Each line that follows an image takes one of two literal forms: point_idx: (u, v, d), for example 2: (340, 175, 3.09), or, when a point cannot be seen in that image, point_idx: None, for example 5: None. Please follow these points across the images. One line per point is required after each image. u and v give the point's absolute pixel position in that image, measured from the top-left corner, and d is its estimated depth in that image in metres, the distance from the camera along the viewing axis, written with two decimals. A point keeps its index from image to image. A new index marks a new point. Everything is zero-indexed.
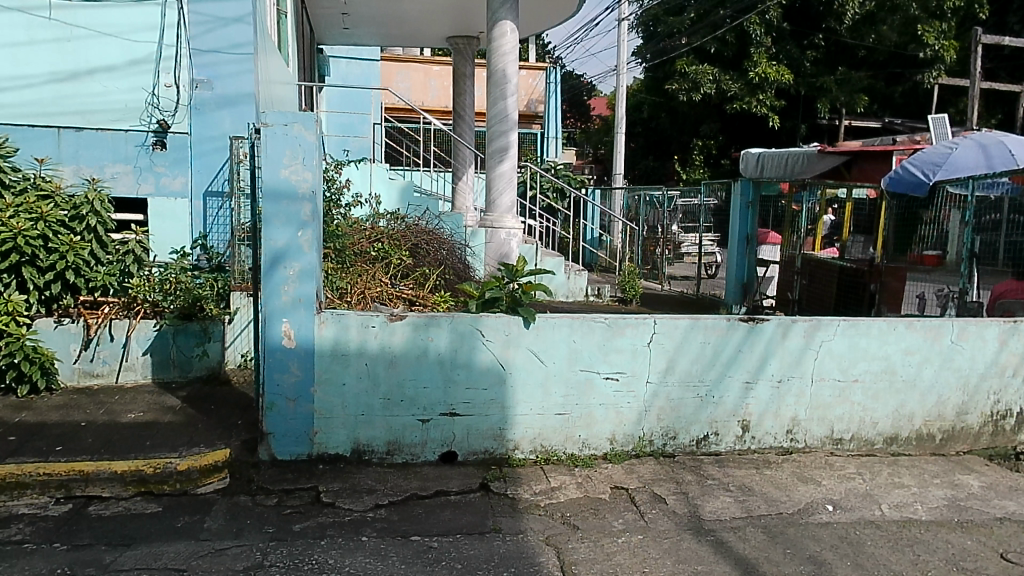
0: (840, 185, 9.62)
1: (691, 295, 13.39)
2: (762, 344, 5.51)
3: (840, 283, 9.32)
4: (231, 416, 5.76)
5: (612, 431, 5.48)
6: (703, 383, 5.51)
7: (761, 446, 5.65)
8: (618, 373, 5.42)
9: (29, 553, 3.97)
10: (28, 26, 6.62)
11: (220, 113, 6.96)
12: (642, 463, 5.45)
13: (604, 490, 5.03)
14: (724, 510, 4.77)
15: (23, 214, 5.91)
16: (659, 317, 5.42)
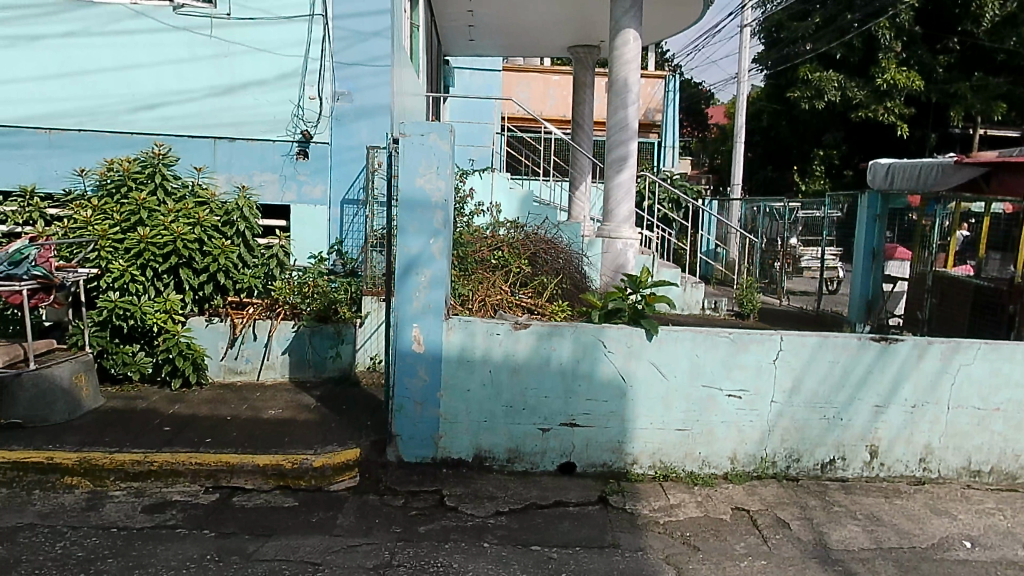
0: (976, 198, 8.87)
1: (810, 312, 12.85)
2: (896, 365, 5.19)
3: (977, 305, 8.65)
4: (361, 417, 5.96)
5: (733, 449, 5.29)
6: (831, 404, 5.23)
7: (891, 474, 5.31)
8: (741, 391, 5.22)
9: (182, 538, 4.19)
10: (190, 44, 6.88)
11: (358, 124, 7.14)
12: (764, 485, 5.22)
13: (725, 510, 4.85)
14: (853, 540, 4.49)
15: (182, 218, 6.23)
16: (787, 333, 5.19)
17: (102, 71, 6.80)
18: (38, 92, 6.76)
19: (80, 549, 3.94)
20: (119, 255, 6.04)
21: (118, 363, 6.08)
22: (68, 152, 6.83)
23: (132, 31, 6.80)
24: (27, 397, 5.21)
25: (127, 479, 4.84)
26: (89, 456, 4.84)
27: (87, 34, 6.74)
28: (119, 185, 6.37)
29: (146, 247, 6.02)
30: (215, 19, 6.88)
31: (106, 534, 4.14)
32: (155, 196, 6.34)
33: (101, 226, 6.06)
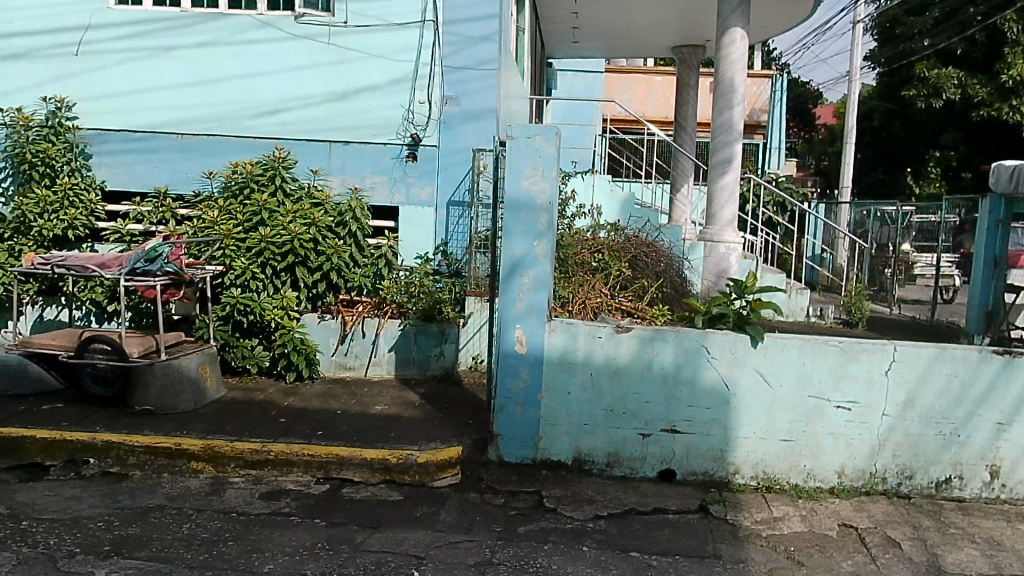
0: None
1: (925, 320, 12.21)
2: (1020, 381, 4.87)
3: None
4: (463, 415, 6.05)
5: (841, 463, 5.07)
6: (947, 420, 4.95)
7: (1012, 496, 4.98)
8: (850, 403, 5.01)
9: (295, 525, 4.36)
10: (310, 52, 7.06)
11: (465, 127, 7.09)
12: (873, 502, 4.98)
13: (831, 526, 4.66)
14: (969, 564, 4.24)
15: (299, 218, 6.50)
16: (900, 344, 4.95)
17: (230, 79, 7.12)
18: (173, 100, 7.15)
19: (204, 531, 4.16)
20: (241, 252, 6.35)
21: (239, 356, 6.40)
22: (198, 156, 7.15)
23: (259, 40, 7.08)
24: (158, 385, 5.57)
25: (246, 467, 5.08)
26: (213, 444, 5.10)
27: (217, 44, 7.08)
28: (242, 187, 6.68)
29: (266, 246, 6.30)
30: (333, 27, 7.03)
31: (227, 518, 4.36)
32: (275, 198, 6.61)
33: (226, 226, 6.40)
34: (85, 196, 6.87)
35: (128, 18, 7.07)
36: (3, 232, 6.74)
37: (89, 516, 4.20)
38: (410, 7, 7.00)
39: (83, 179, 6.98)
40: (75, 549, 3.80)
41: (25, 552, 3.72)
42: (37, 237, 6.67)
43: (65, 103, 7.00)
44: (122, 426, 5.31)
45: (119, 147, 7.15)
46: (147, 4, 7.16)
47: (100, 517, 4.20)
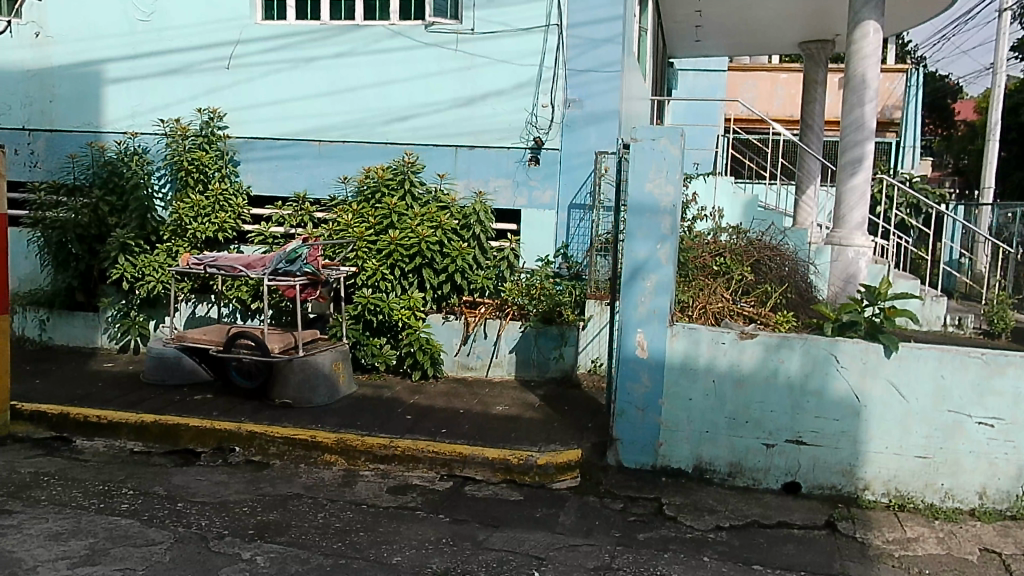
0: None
1: None
2: None
3: None
4: (582, 418, 6.05)
5: (982, 484, 4.73)
6: None
7: None
8: (993, 419, 4.67)
9: (420, 520, 4.49)
10: (439, 58, 7.23)
11: (588, 130, 7.02)
12: (1020, 527, 4.62)
13: (971, 550, 4.36)
14: None
15: (427, 221, 6.70)
16: None
17: (364, 88, 7.40)
18: (311, 108, 7.49)
19: (337, 521, 4.34)
20: (372, 254, 6.60)
21: (368, 354, 6.68)
22: (334, 161, 7.47)
23: (390, 49, 7.31)
24: (295, 379, 5.86)
25: (376, 460, 5.27)
26: (345, 437, 5.32)
27: (352, 54, 7.38)
28: (374, 191, 6.93)
29: (395, 248, 6.53)
30: (461, 34, 7.17)
31: (358, 509, 4.53)
32: (404, 201, 6.83)
33: (359, 228, 6.65)
34: (234, 200, 7.33)
35: (273, 32, 7.48)
36: (162, 234, 7.23)
37: (235, 501, 4.47)
38: (534, 12, 7.02)
39: (231, 184, 7.44)
40: (223, 531, 4.06)
41: (179, 531, 4.00)
42: (192, 239, 7.18)
43: (217, 113, 7.54)
44: (263, 418, 5.63)
45: (263, 154, 7.58)
46: (290, 17, 7.54)
47: (245, 502, 4.46)
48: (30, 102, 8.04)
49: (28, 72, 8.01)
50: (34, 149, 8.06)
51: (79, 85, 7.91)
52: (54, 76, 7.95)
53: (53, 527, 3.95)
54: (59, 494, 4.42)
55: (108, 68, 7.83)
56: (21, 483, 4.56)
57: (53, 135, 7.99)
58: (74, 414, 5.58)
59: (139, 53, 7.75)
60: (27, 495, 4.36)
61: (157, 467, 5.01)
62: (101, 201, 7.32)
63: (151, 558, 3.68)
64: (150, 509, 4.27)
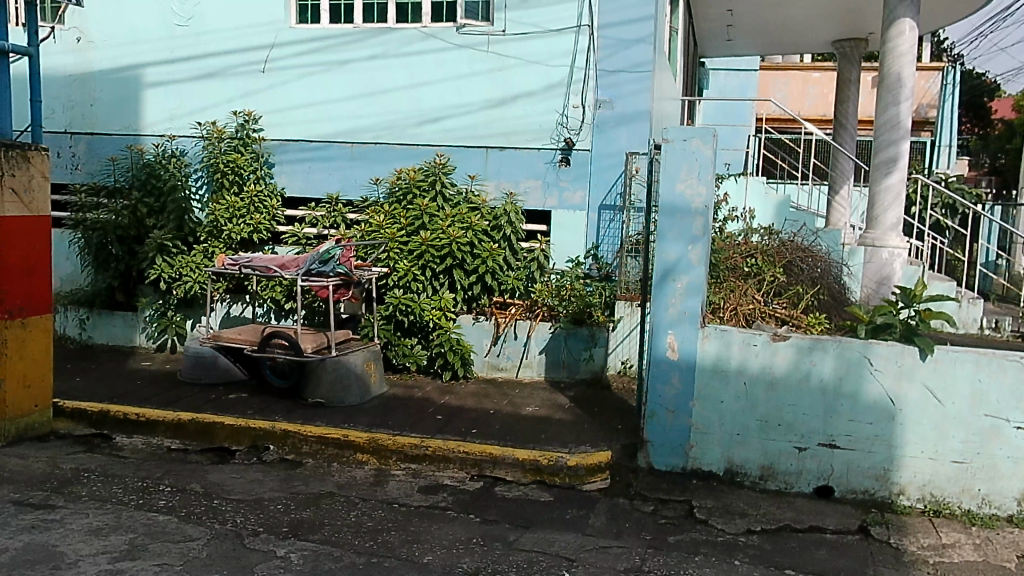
0: None
1: None
2: None
3: None
4: (612, 420, 6.03)
5: (1021, 490, 4.63)
6: None
7: None
8: None
9: (451, 519, 4.50)
10: (470, 60, 7.23)
11: (619, 131, 7.00)
12: None
13: (1009, 557, 4.27)
14: None
15: (458, 223, 6.73)
16: None
17: (396, 90, 7.42)
18: (344, 110, 7.54)
19: (369, 519, 4.37)
20: (404, 255, 6.65)
21: (399, 354, 6.73)
22: (367, 163, 7.50)
23: (422, 51, 7.34)
24: (328, 378, 5.92)
25: (407, 460, 5.30)
26: (376, 436, 5.36)
27: (384, 57, 7.42)
28: (405, 193, 6.97)
29: (427, 249, 6.58)
30: (492, 35, 7.16)
31: (390, 508, 4.56)
32: (435, 203, 6.87)
33: (391, 229, 6.71)
34: (268, 202, 7.42)
35: (307, 35, 7.55)
36: (198, 235, 7.38)
37: (269, 499, 4.53)
38: (565, 13, 7.00)
39: (265, 186, 7.53)
40: (258, 528, 4.11)
41: (215, 528, 4.06)
42: (227, 240, 7.26)
43: (252, 116, 7.61)
44: (297, 417, 5.70)
45: (297, 156, 7.65)
46: (324, 20, 7.61)
47: (279, 500, 4.51)
48: (73, 106, 8.21)
49: (70, 77, 8.18)
50: (75, 152, 8.23)
51: (118, 90, 8.06)
52: (95, 80, 8.11)
53: (93, 523, 4.03)
54: (99, 490, 4.51)
55: (147, 72, 7.97)
56: (63, 479, 4.65)
57: (94, 138, 8.15)
58: (113, 412, 5.69)
59: (176, 58, 7.88)
60: (69, 491, 4.46)
61: (193, 464, 5.09)
62: (140, 203, 7.46)
63: (189, 554, 3.74)
64: (187, 506, 4.34)
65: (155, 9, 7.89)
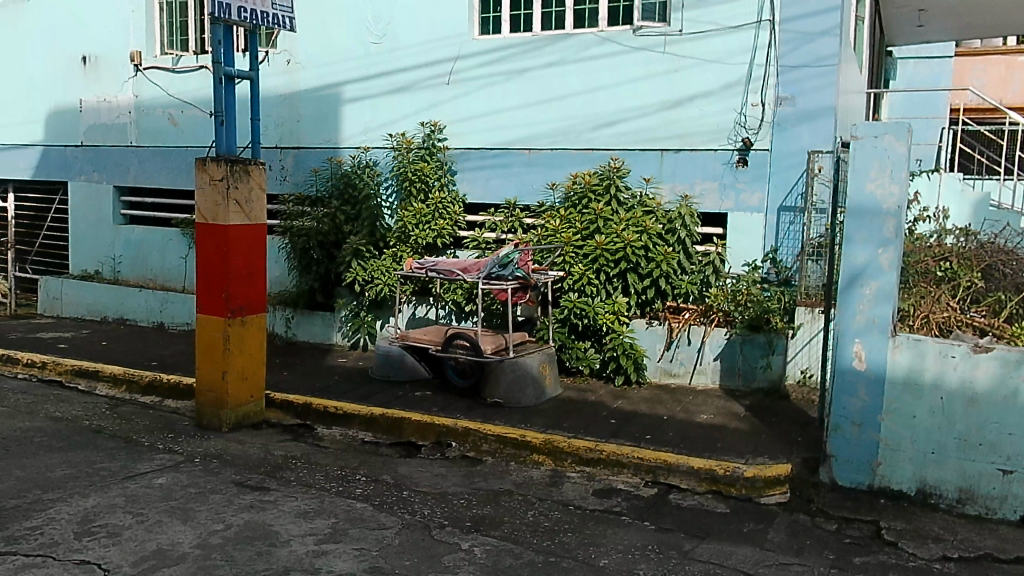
0: None
1: None
2: None
3: None
4: (792, 432, 5.77)
5: None
6: None
7: None
8: None
9: (626, 525, 4.48)
10: (646, 62, 7.15)
11: (801, 129, 6.68)
12: None
13: None
14: None
15: (632, 226, 6.69)
16: None
17: (569, 95, 7.48)
18: (522, 117, 7.68)
19: (546, 520, 4.45)
20: (579, 258, 6.74)
21: (573, 357, 6.81)
22: (542, 168, 7.58)
23: (598, 56, 7.35)
24: (506, 379, 6.09)
25: (581, 463, 5.33)
26: (552, 438, 5.45)
27: (559, 63, 7.50)
28: (581, 197, 6.98)
29: (601, 253, 6.62)
30: (669, 36, 7.05)
31: (566, 510, 4.62)
32: (610, 207, 6.86)
33: (567, 234, 6.80)
34: (450, 208, 7.72)
35: (485, 46, 7.78)
36: (389, 240, 7.83)
37: (453, 493, 4.72)
38: (746, 8, 6.77)
39: (449, 193, 7.83)
40: (443, 521, 4.30)
41: (406, 518, 4.29)
42: (414, 245, 7.68)
43: (437, 126, 7.97)
44: (477, 415, 5.92)
45: (478, 164, 7.86)
46: (504, 31, 7.81)
47: (462, 495, 4.70)
48: (283, 122, 9.00)
49: (281, 96, 8.97)
50: (284, 165, 8.99)
51: (321, 106, 8.72)
52: (302, 98, 8.82)
53: (301, 506, 4.38)
54: (304, 475, 4.89)
55: (344, 90, 8.56)
56: (274, 464, 5.09)
57: (300, 151, 8.86)
58: (316, 404, 6.17)
59: (369, 74, 8.40)
60: (280, 475, 4.87)
61: (384, 456, 5.41)
62: (338, 211, 8.03)
63: (383, 541, 3.98)
64: (380, 496, 4.61)
65: (352, 29, 8.47)
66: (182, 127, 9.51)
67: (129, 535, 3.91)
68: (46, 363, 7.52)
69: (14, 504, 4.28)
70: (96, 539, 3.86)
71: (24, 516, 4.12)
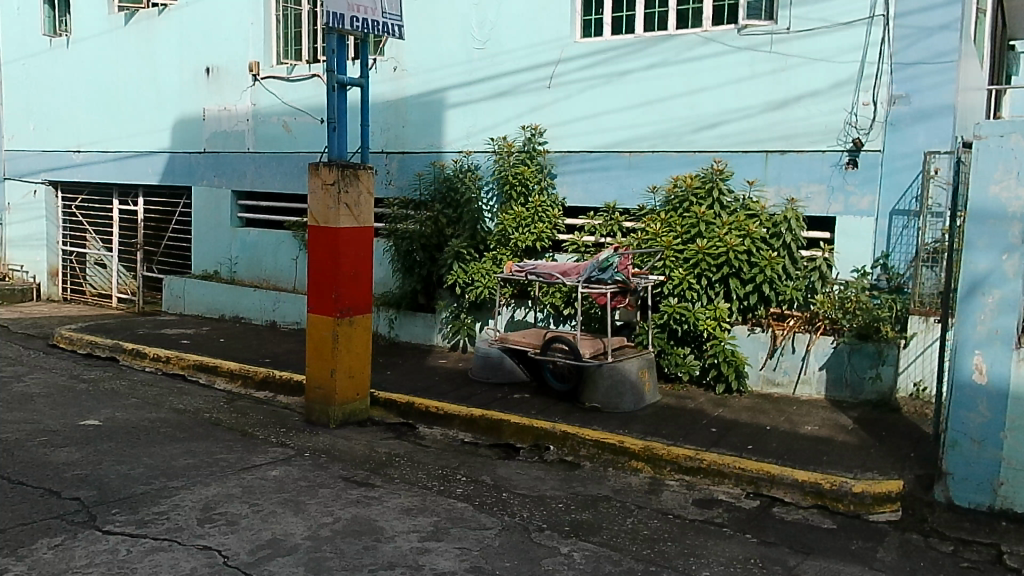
0: None
1: None
2: None
3: None
4: (903, 446, 5.50)
5: None
6: None
7: None
8: None
9: (728, 537, 4.37)
10: (751, 62, 6.95)
11: (916, 129, 6.37)
12: None
13: None
14: None
15: (735, 231, 6.53)
16: None
17: (669, 97, 7.35)
18: (623, 120, 7.60)
19: (645, 528, 4.38)
20: (680, 263, 6.65)
21: (672, 363, 6.73)
22: (643, 172, 7.51)
23: (701, 57, 7.18)
24: (604, 385, 6.06)
25: (681, 471, 5.23)
26: (651, 445, 5.37)
27: (660, 65, 7.38)
28: (682, 201, 6.87)
29: (703, 257, 6.51)
30: (775, 35, 6.85)
31: (665, 519, 4.54)
32: (712, 210, 6.73)
33: (667, 238, 6.72)
34: (550, 212, 7.79)
35: (585, 49, 7.77)
36: (489, 244, 7.99)
37: (552, 497, 4.71)
38: (857, 4, 6.50)
39: (548, 197, 7.89)
40: (542, 524, 4.30)
41: (507, 519, 4.31)
42: (514, 248, 7.79)
43: (538, 130, 8.01)
44: (575, 419, 5.90)
45: (579, 167, 7.85)
46: (606, 33, 7.77)
47: (560, 499, 4.69)
48: (389, 128, 9.23)
49: (387, 102, 9.20)
50: (390, 169, 9.23)
51: (425, 112, 8.90)
52: (408, 104, 9.03)
53: (405, 503, 4.47)
54: (408, 473, 4.99)
55: (447, 95, 8.71)
56: (379, 461, 5.22)
57: (405, 156, 9.08)
58: (418, 404, 6.29)
59: (471, 79, 8.52)
60: (384, 472, 4.98)
61: (484, 457, 5.46)
62: (440, 214, 8.19)
63: (484, 541, 4.01)
64: (481, 496, 4.66)
65: (456, 35, 8.61)
66: (296, 133, 9.88)
67: (246, 524, 4.09)
68: (170, 358, 7.96)
69: (143, 489, 4.54)
70: (216, 526, 4.05)
71: (152, 502, 4.36)
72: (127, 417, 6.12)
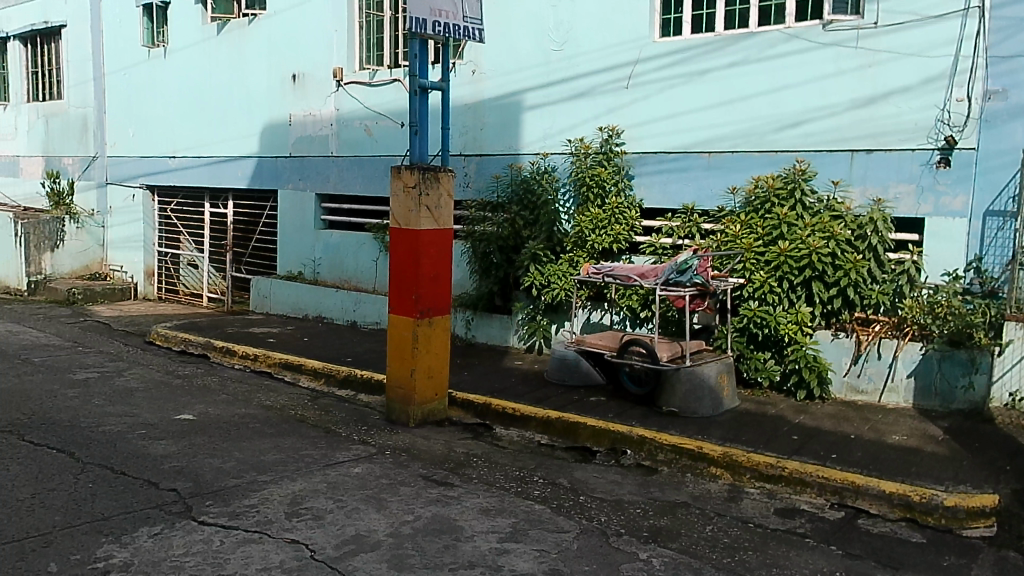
0: None
1: None
2: None
3: None
4: (999, 459, 5.25)
5: None
6: None
7: None
8: None
9: (812, 548, 4.23)
10: (837, 58, 6.75)
11: (1014, 125, 6.07)
12: None
13: None
14: None
15: (818, 232, 6.35)
16: None
17: (751, 95, 7.20)
18: (701, 120, 7.48)
19: (725, 536, 4.29)
20: (761, 266, 6.51)
21: (751, 368, 6.60)
22: (722, 172, 7.37)
23: (785, 54, 7.01)
24: (682, 389, 5.97)
25: (761, 479, 5.11)
26: (731, 452, 5.25)
27: (741, 63, 7.23)
28: (764, 202, 6.74)
29: (785, 259, 6.36)
30: (862, 30, 6.62)
31: (746, 527, 4.43)
32: (794, 212, 6.56)
33: (747, 239, 6.60)
34: (627, 213, 7.78)
35: (663, 49, 7.67)
36: (565, 245, 7.98)
37: (629, 502, 4.66)
38: None
39: (625, 199, 7.89)
40: (620, 529, 4.25)
41: (584, 523, 4.28)
42: (591, 249, 7.81)
43: (615, 131, 7.96)
44: (652, 423, 5.83)
45: (656, 168, 7.76)
46: (685, 32, 7.65)
47: (638, 504, 4.63)
48: (467, 131, 9.33)
49: (466, 105, 9.30)
50: (468, 171, 9.35)
51: (502, 114, 8.96)
52: (485, 107, 9.10)
53: (483, 503, 4.49)
54: (485, 474, 5.02)
55: (525, 97, 8.74)
56: (457, 461, 5.26)
57: (483, 158, 9.17)
58: (494, 405, 6.31)
59: (549, 80, 8.52)
60: (463, 472, 5.02)
61: (560, 460, 5.44)
62: (517, 216, 8.21)
63: (562, 544, 4.00)
64: (558, 498, 4.64)
65: (533, 37, 8.64)
66: (377, 137, 10.07)
67: (331, 519, 4.18)
68: (256, 356, 8.22)
69: (235, 483, 4.69)
70: (303, 520, 4.16)
71: (243, 495, 4.50)
72: (218, 412, 6.34)
